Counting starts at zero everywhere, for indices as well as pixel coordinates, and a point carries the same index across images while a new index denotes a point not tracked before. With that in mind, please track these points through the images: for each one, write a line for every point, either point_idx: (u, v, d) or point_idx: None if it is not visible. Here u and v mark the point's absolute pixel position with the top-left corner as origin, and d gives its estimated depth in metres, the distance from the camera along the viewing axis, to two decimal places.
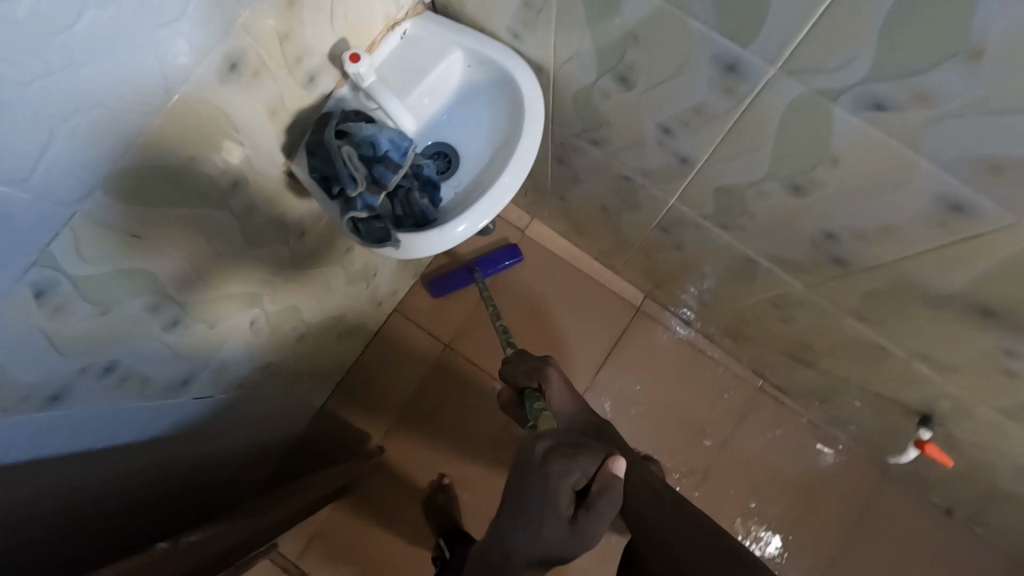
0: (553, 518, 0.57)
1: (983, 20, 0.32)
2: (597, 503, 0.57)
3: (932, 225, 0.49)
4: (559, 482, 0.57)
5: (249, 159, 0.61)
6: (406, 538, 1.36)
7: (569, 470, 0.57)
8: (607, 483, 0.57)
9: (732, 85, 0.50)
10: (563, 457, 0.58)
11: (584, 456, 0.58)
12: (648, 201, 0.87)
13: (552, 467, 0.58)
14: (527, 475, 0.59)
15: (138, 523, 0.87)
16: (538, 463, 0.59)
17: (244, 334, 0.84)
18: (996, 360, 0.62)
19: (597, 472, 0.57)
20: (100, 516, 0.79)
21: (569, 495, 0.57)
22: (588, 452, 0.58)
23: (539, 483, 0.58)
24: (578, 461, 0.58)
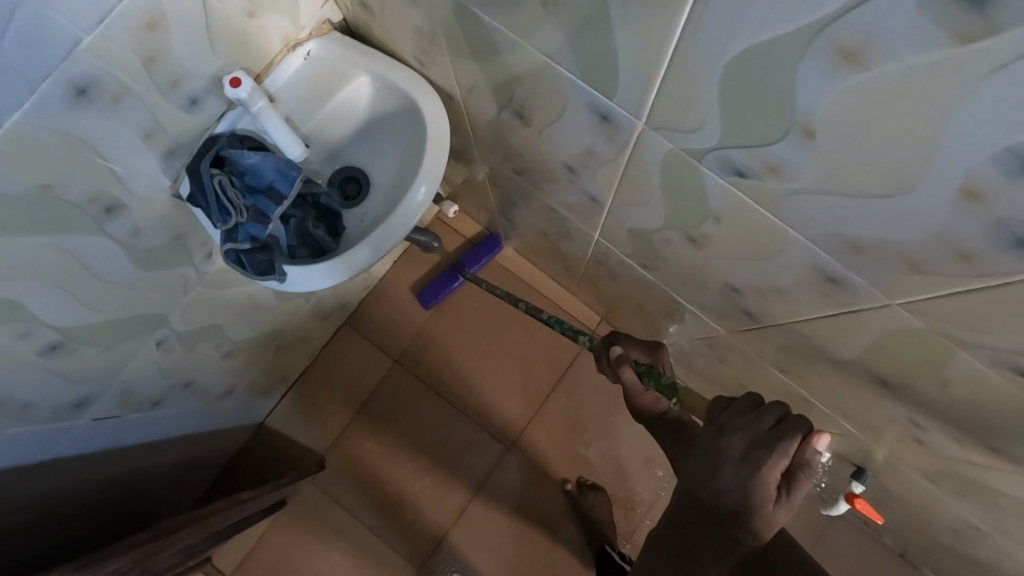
0: (764, 512, 0.45)
1: (807, 100, 0.30)
2: (802, 484, 0.46)
3: (815, 292, 0.45)
4: (766, 475, 0.45)
5: (125, 184, 0.58)
6: (345, 557, 1.33)
7: (774, 456, 0.45)
8: (812, 459, 0.46)
9: (612, 133, 0.48)
10: (766, 445, 0.46)
11: (786, 432, 0.46)
12: (577, 232, 0.84)
13: (761, 460, 0.45)
14: (722, 470, 0.46)
15: (95, 522, 0.89)
16: (731, 464, 0.46)
17: (152, 355, 0.81)
18: (905, 428, 0.58)
19: (796, 450, 0.46)
20: (57, 514, 0.81)
21: (777, 485, 0.45)
22: (784, 431, 0.46)
23: (745, 481, 0.45)
24: (782, 443, 0.45)
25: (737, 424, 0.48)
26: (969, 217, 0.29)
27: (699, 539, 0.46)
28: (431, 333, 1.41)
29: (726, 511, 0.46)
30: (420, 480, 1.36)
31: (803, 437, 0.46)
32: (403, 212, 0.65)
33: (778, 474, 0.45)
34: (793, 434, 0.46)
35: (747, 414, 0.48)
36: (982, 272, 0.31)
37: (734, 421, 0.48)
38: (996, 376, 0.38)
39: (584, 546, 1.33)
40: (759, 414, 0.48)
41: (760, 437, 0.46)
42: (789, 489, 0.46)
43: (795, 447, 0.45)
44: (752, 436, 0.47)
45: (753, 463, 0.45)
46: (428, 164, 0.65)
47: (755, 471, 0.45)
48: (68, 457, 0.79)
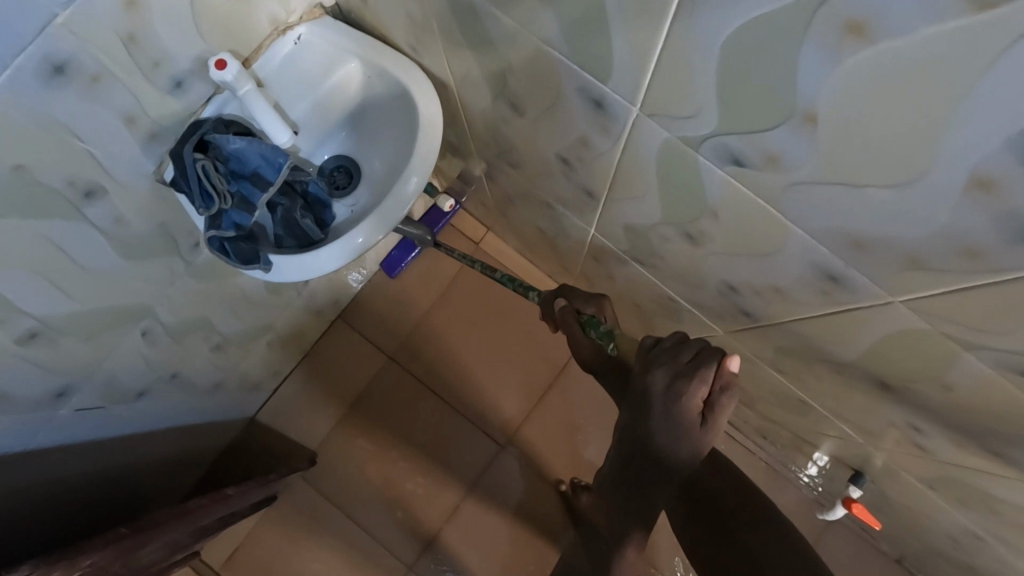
0: (692, 432, 0.54)
1: (808, 83, 0.28)
2: (720, 405, 0.52)
3: (815, 291, 0.44)
4: (688, 404, 0.52)
5: (106, 168, 0.57)
6: (335, 555, 1.31)
7: (692, 388, 0.51)
8: (729, 382, 0.52)
9: (606, 123, 0.46)
10: (685, 378, 0.52)
11: (702, 366, 0.52)
12: (573, 227, 0.82)
13: (681, 393, 0.52)
14: (649, 402, 0.54)
15: (75, 518, 0.88)
16: (656, 396, 0.53)
17: (136, 346, 0.80)
18: (905, 432, 0.57)
19: (712, 377, 0.52)
20: (34, 509, 0.79)
21: (700, 410, 0.53)
22: (701, 364, 0.52)
23: (671, 410, 0.53)
24: (697, 375, 0.51)
25: (661, 360, 0.54)
26: (976, 209, 0.27)
27: (642, 462, 0.58)
28: (425, 329, 1.39)
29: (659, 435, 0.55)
30: (411, 479, 1.34)
31: (717, 364, 0.51)
32: (392, 203, 0.63)
33: (700, 401, 0.52)
34: (709, 365, 0.52)
35: (669, 350, 0.54)
36: (990, 268, 0.29)
37: (658, 359, 0.54)
38: (1002, 379, 0.36)
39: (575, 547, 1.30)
40: (680, 351, 0.53)
41: (680, 369, 0.52)
42: (712, 410, 0.53)
43: (710, 374, 0.51)
44: (673, 369, 0.53)
45: (675, 394, 0.52)
46: (420, 155, 0.63)
47: (679, 402, 0.52)
48: (49, 447, 0.77)
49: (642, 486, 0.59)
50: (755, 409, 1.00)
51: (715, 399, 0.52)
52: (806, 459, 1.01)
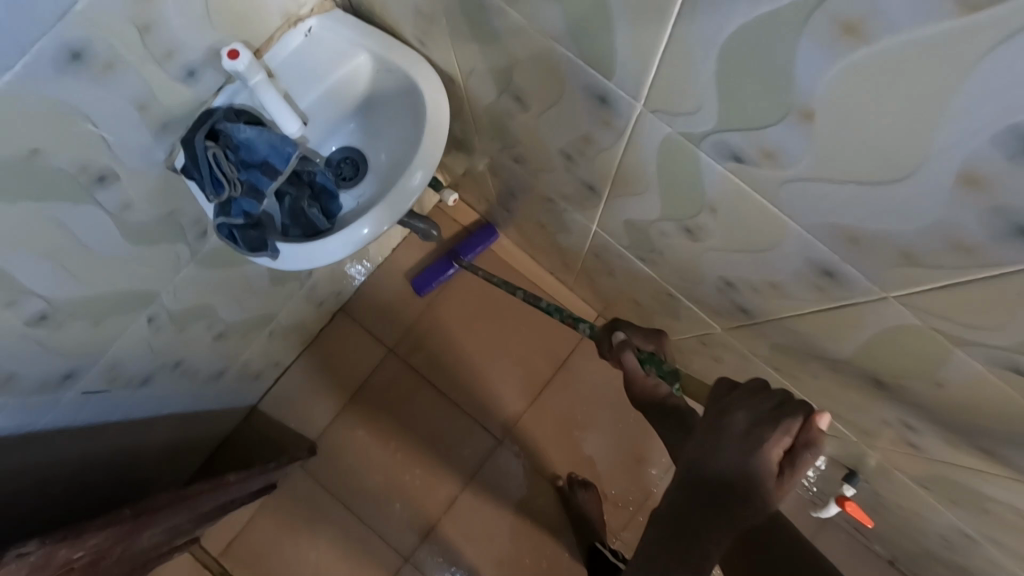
0: (768, 485, 0.47)
1: (806, 80, 0.29)
2: (804, 462, 0.48)
3: (811, 287, 0.45)
4: (768, 451, 0.47)
5: (117, 154, 0.58)
6: (333, 545, 1.32)
7: (776, 433, 0.48)
8: (816, 441, 0.48)
9: (609, 118, 0.47)
10: (770, 424, 0.48)
11: (787, 415, 0.48)
12: (574, 223, 0.83)
13: (764, 437, 0.48)
14: (723, 444, 0.48)
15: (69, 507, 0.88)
16: (731, 438, 0.49)
17: (142, 332, 0.81)
18: (898, 430, 0.57)
19: (799, 430, 0.48)
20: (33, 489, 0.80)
21: (780, 462, 0.48)
22: (786, 413, 0.48)
23: (748, 456, 0.47)
24: (782, 422, 0.48)
25: (741, 404, 0.51)
26: (967, 204, 0.28)
27: (708, 503, 0.47)
28: (426, 323, 1.40)
29: (733, 480, 0.47)
30: (409, 472, 1.35)
31: (804, 417, 0.48)
32: (397, 194, 0.65)
33: (780, 452, 0.48)
34: (796, 416, 0.48)
35: (748, 396, 0.51)
36: (980, 264, 0.30)
37: (736, 402, 0.51)
38: (990, 375, 0.37)
39: (571, 542, 1.32)
40: (761, 399, 0.51)
41: (764, 418, 0.49)
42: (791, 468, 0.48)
43: (796, 426, 0.48)
44: (755, 414, 0.49)
45: (756, 438, 0.48)
46: (426, 148, 0.64)
47: (758, 448, 0.47)
48: (54, 429, 0.79)
49: (699, 526, 0.46)
50: None
51: (795, 455, 0.48)
52: (802, 459, 1.02)
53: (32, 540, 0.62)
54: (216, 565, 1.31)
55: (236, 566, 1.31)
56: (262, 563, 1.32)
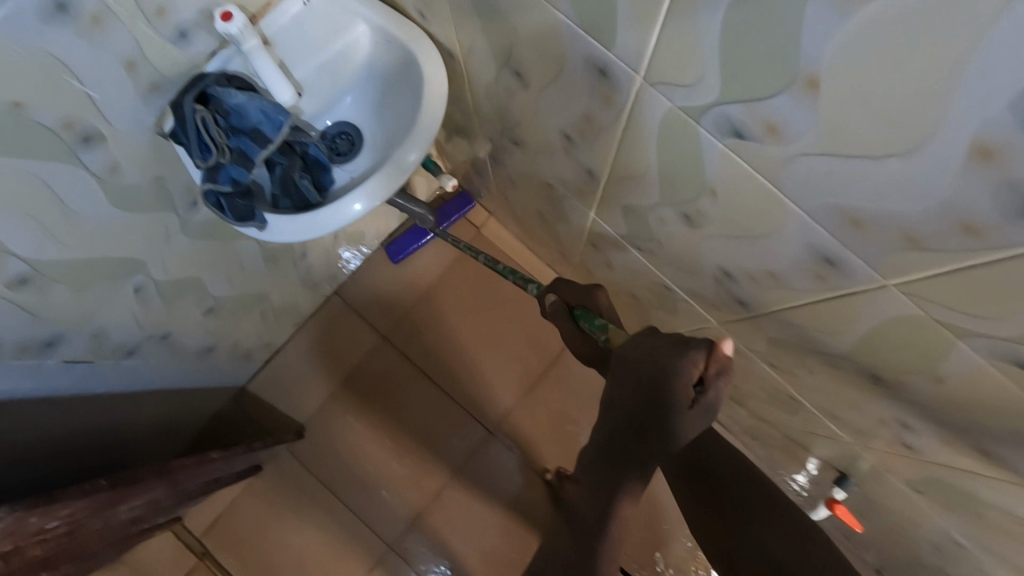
0: (680, 415, 0.50)
1: (811, 45, 0.28)
2: (710, 389, 0.49)
3: (810, 276, 0.43)
4: (676, 383, 0.49)
5: (105, 114, 0.56)
6: (318, 529, 1.32)
7: (682, 368, 0.49)
8: (725, 365, 0.49)
9: (608, 94, 0.45)
10: (675, 360, 0.49)
11: (693, 345, 0.49)
12: (572, 210, 0.81)
13: (671, 375, 0.49)
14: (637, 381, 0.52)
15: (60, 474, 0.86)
16: (645, 375, 0.51)
17: (128, 302, 0.79)
18: (893, 430, 0.56)
19: (708, 359, 0.49)
20: (23, 457, 0.79)
21: (692, 392, 0.49)
22: (692, 344, 0.49)
23: (656, 389, 0.50)
24: (688, 354, 0.49)
25: (656, 340, 0.52)
26: (979, 180, 0.26)
27: (632, 431, 0.53)
28: (420, 311, 1.39)
29: (650, 415, 0.51)
30: (398, 460, 1.34)
31: (708, 348, 0.49)
32: (390, 171, 0.63)
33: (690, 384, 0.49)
34: (704, 347, 0.49)
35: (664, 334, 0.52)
36: (989, 246, 0.29)
37: (651, 340, 0.52)
38: (993, 369, 0.36)
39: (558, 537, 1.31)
40: (676, 335, 0.52)
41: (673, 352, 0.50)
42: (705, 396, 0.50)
43: (700, 356, 0.49)
44: (664, 347, 0.51)
45: (663, 371, 0.50)
46: (422, 125, 0.63)
47: (665, 380, 0.50)
48: (32, 397, 0.78)
49: (629, 456, 0.53)
50: (746, 408, 1.00)
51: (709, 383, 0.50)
52: (794, 461, 1.01)
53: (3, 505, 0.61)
54: (198, 545, 1.30)
55: (219, 545, 1.30)
56: (245, 545, 1.31)
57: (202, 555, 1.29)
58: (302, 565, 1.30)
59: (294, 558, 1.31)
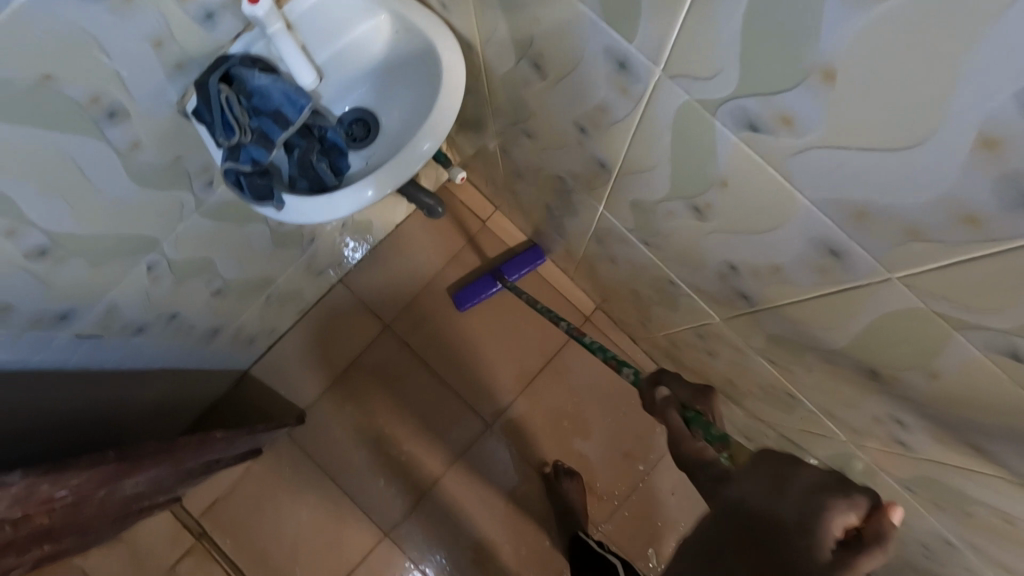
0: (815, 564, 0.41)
1: (827, 38, 0.29)
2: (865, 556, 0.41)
3: (814, 270, 0.45)
4: (828, 524, 0.41)
5: (130, 90, 0.57)
6: (315, 514, 1.33)
7: (837, 508, 0.41)
8: (888, 532, 0.41)
9: (627, 85, 0.47)
10: (836, 496, 0.42)
11: (856, 488, 0.42)
12: (580, 204, 0.83)
13: (824, 506, 0.41)
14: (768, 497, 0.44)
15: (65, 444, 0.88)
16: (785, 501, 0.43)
17: (140, 279, 0.80)
18: (888, 427, 0.57)
19: (869, 513, 0.41)
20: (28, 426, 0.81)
21: (840, 542, 0.41)
22: (857, 489, 0.42)
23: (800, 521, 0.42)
24: (851, 497, 0.42)
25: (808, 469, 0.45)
26: (981, 170, 0.28)
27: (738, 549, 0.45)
28: (423, 302, 1.40)
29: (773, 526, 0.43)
30: (396, 449, 1.36)
31: (874, 504, 0.42)
32: (405, 158, 0.64)
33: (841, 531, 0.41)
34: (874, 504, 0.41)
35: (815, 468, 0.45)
36: (988, 238, 0.30)
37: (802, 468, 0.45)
38: (987, 362, 0.37)
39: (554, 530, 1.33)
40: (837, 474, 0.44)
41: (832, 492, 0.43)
42: (854, 555, 0.41)
43: (863, 509, 0.41)
44: (821, 481, 0.43)
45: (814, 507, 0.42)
46: (438, 113, 0.64)
47: (816, 519, 0.41)
48: (42, 370, 0.79)
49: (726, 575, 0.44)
50: (743, 407, 1.01)
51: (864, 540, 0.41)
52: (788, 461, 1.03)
53: (16, 471, 0.62)
54: (196, 525, 1.31)
55: (216, 527, 1.32)
56: (242, 527, 1.32)
57: (200, 536, 1.31)
58: (299, 549, 1.32)
59: (291, 541, 1.32)
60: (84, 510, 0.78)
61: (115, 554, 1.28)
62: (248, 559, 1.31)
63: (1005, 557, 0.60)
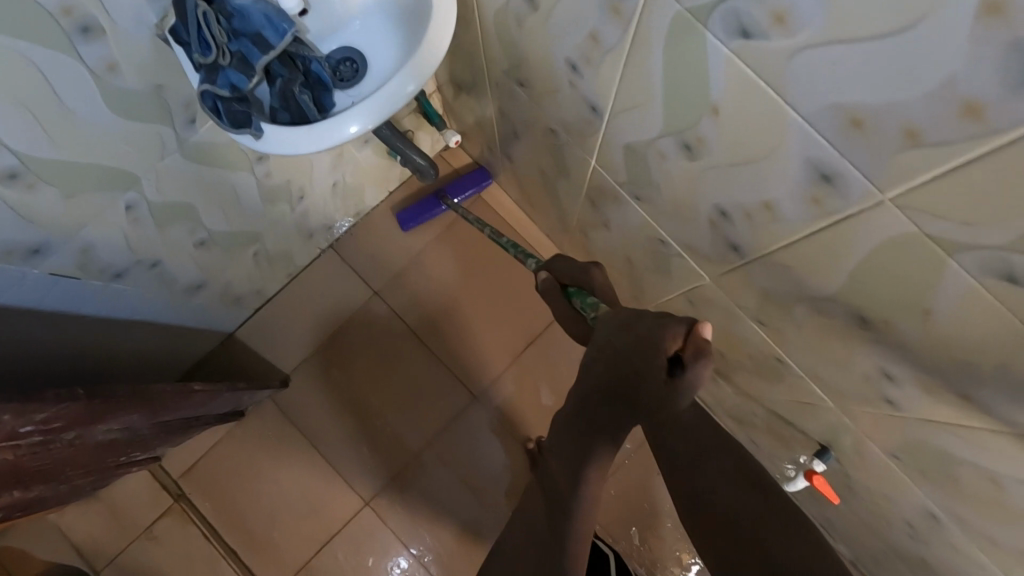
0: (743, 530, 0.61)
1: None
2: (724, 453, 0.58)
3: (807, 203, 0.43)
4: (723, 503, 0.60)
5: (105, 5, 0.55)
6: (296, 481, 1.31)
7: (664, 338, 0.61)
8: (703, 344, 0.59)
9: (618, 5, 0.45)
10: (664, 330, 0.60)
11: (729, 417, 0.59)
12: (573, 161, 0.81)
13: (660, 338, 0.61)
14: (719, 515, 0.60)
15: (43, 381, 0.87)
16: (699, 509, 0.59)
17: (119, 219, 0.78)
18: (876, 386, 0.56)
19: (691, 338, 0.60)
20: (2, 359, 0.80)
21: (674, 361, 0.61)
22: (673, 321, 0.61)
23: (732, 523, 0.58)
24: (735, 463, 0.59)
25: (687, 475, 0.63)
26: (985, 44, 0.26)
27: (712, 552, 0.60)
28: (414, 270, 1.38)
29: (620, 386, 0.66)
30: (380, 417, 1.34)
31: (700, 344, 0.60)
32: (387, 95, 0.62)
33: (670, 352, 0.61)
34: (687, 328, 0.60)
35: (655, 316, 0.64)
36: (987, 131, 0.28)
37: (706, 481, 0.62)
38: (982, 290, 0.35)
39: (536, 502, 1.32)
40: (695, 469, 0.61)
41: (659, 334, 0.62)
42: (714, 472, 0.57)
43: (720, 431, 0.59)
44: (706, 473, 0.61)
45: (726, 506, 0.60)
46: (425, 51, 0.63)
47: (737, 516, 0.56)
48: (16, 309, 0.77)
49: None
50: (732, 382, 1.00)
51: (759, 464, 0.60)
52: (778, 439, 1.00)
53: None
54: (175, 487, 1.30)
55: (195, 490, 1.30)
56: (222, 491, 1.30)
57: (178, 497, 1.29)
58: (278, 516, 1.30)
59: (270, 508, 1.30)
60: (53, 452, 0.76)
61: (92, 511, 1.27)
62: (227, 523, 1.29)
63: (990, 526, 0.58)
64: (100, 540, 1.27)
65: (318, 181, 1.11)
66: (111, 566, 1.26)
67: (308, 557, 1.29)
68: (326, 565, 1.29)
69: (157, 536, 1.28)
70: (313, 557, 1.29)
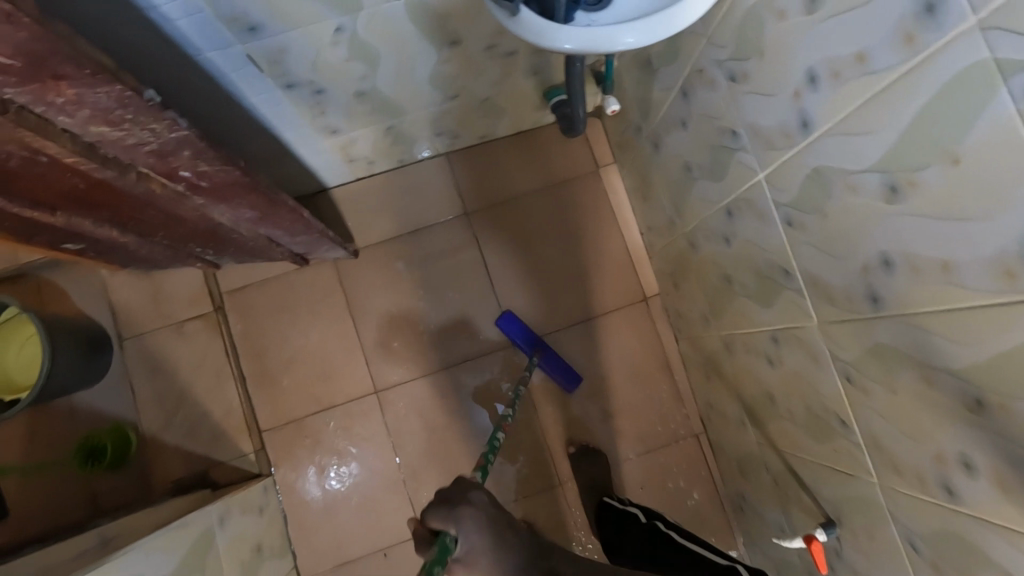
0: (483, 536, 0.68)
1: None
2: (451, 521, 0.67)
3: (997, 271, 0.46)
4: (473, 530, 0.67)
5: None
6: (323, 342, 1.37)
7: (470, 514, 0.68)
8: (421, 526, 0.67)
9: (915, 33, 0.47)
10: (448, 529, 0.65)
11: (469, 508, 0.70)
12: (735, 169, 0.84)
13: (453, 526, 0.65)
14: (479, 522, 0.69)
15: None
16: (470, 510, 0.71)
17: (326, 37, 0.83)
18: (946, 469, 0.60)
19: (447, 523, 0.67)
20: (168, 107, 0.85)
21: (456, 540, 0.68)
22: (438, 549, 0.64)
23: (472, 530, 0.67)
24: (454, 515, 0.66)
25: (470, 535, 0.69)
26: None
27: None
28: (509, 208, 1.43)
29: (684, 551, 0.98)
30: (422, 324, 1.39)
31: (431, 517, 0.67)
32: (605, 36, 0.66)
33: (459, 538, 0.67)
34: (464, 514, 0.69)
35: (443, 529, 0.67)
36: None
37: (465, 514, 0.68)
38: None
39: (545, 505, 1.35)
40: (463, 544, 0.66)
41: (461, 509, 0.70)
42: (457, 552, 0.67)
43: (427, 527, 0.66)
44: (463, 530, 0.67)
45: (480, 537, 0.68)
46: (667, 17, 0.65)
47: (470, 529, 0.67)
48: (203, 69, 0.83)
49: None
50: (762, 427, 1.04)
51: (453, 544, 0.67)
52: (780, 498, 1.05)
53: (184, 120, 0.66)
54: (218, 298, 1.37)
55: (233, 308, 1.37)
56: (256, 319, 1.37)
57: (217, 308, 1.36)
58: (295, 363, 1.37)
59: (290, 356, 1.37)
60: (180, 206, 0.81)
61: (140, 284, 1.34)
62: (251, 349, 1.36)
63: None
64: (137, 311, 1.34)
65: (476, 89, 1.15)
66: (134, 339, 1.34)
67: (306, 413, 1.35)
68: (316, 427, 1.35)
69: (185, 332, 1.34)
70: (310, 415, 1.35)
